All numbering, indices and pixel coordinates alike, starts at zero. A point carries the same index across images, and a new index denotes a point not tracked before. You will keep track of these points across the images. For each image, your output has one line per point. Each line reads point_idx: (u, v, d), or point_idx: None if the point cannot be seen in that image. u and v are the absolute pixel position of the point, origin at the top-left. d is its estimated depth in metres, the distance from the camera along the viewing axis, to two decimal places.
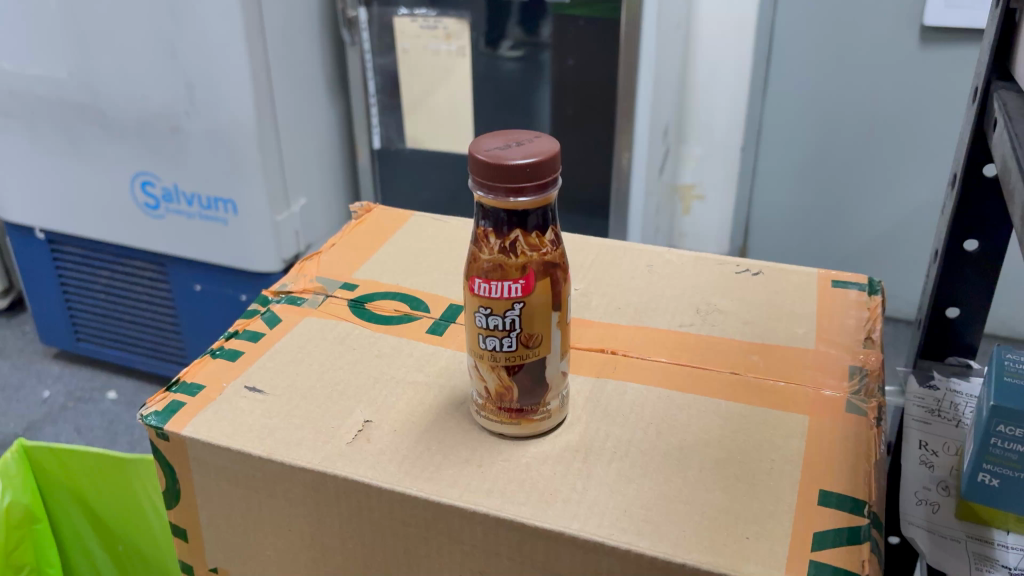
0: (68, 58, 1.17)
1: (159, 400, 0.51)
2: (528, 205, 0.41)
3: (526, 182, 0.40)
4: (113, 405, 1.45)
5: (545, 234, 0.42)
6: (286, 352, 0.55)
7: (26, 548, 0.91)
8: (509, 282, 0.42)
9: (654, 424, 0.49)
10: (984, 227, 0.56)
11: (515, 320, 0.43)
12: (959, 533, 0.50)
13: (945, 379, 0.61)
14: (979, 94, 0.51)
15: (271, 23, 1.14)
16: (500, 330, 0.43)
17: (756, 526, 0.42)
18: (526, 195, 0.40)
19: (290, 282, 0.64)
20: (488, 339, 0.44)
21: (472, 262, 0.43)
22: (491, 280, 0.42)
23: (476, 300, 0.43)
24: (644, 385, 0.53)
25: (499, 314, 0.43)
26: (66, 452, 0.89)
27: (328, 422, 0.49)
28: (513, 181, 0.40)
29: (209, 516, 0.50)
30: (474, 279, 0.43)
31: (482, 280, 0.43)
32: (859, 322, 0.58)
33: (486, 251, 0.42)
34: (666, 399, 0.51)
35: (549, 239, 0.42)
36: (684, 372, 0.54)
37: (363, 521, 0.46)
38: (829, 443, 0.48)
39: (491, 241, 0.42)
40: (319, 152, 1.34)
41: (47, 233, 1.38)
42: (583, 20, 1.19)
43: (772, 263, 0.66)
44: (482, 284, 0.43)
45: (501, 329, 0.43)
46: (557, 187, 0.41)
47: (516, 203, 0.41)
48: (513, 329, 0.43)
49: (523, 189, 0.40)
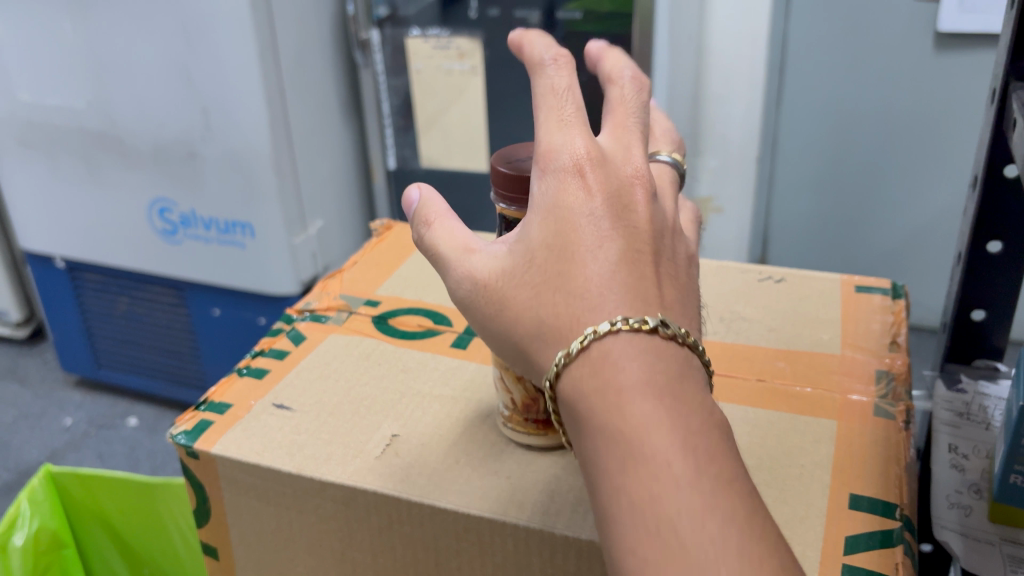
0: (84, 87, 1.18)
1: (189, 418, 0.51)
2: None
3: None
4: (134, 431, 1.46)
5: None
6: (313, 369, 0.56)
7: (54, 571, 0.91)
8: None
9: None
10: (1007, 228, 0.55)
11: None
12: (993, 536, 0.49)
13: (973, 383, 0.61)
14: (998, 94, 0.51)
15: (285, 46, 1.15)
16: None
17: (788, 531, 0.42)
18: None
19: (314, 299, 0.64)
20: None
21: None
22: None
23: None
24: None
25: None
26: (91, 477, 0.90)
27: (357, 437, 0.49)
28: None
29: (240, 534, 0.50)
30: None
31: None
32: (884, 327, 0.58)
33: None
34: None
35: None
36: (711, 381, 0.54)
37: (394, 536, 0.46)
38: (859, 448, 0.47)
39: None
40: (335, 174, 1.35)
41: (68, 261, 1.39)
42: (593, 35, 1.20)
43: (793, 270, 0.66)
44: None
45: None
46: None
47: None
48: None
49: None
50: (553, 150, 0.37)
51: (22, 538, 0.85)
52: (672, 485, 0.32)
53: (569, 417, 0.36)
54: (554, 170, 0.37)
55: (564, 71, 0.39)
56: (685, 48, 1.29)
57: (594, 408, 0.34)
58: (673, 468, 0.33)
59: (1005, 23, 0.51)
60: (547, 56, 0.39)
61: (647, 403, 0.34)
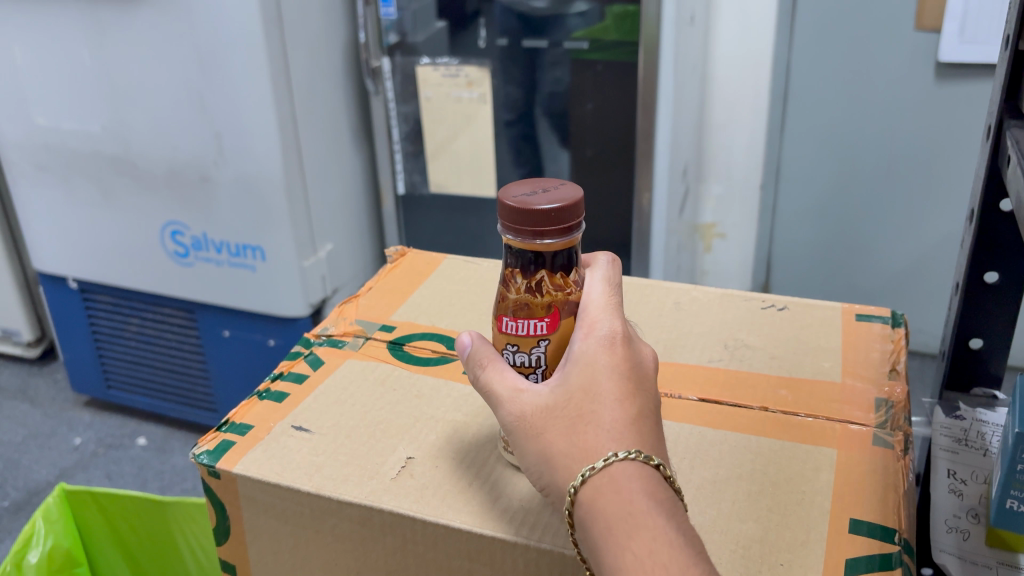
0: (100, 112, 1.21)
1: (210, 439, 0.53)
2: (552, 248, 0.43)
3: (550, 226, 0.42)
4: (142, 452, 1.47)
5: (569, 275, 0.44)
6: (330, 394, 0.57)
7: None
8: (535, 320, 0.44)
9: (688, 457, 0.51)
10: (1003, 262, 0.57)
11: (540, 354, 0.45)
12: (990, 560, 0.51)
13: (971, 409, 0.62)
14: (993, 131, 0.53)
15: (296, 73, 1.17)
16: (526, 366, 0.45)
17: (789, 554, 0.43)
18: (550, 238, 0.42)
19: (331, 325, 0.66)
20: None
21: (499, 302, 0.45)
22: (518, 319, 0.44)
23: (502, 339, 0.45)
24: (680, 420, 0.54)
25: (526, 351, 0.45)
26: (105, 496, 0.91)
27: (372, 459, 0.51)
28: (538, 225, 0.42)
29: (258, 553, 0.52)
30: (502, 318, 0.45)
31: (509, 318, 0.44)
32: (883, 356, 0.60)
33: (513, 291, 0.44)
34: (700, 434, 0.53)
35: (573, 280, 0.45)
36: (715, 407, 0.55)
37: (409, 555, 0.47)
38: (858, 474, 0.49)
39: (517, 280, 0.44)
40: (345, 198, 1.37)
41: (80, 282, 1.41)
42: (600, 64, 1.22)
43: (796, 299, 0.68)
44: (509, 322, 0.44)
45: (525, 365, 0.45)
46: (579, 231, 0.43)
47: (540, 244, 0.42)
48: (539, 365, 0.45)
49: (547, 232, 0.42)
50: (596, 325, 0.43)
51: (37, 556, 0.86)
52: (670, 548, 0.36)
53: (579, 530, 0.39)
54: (596, 330, 0.43)
55: (617, 276, 0.47)
56: (691, 77, 1.31)
57: (609, 506, 0.37)
58: (671, 538, 0.37)
59: (1000, 63, 0.53)
60: (607, 260, 0.48)
61: (652, 501, 0.38)
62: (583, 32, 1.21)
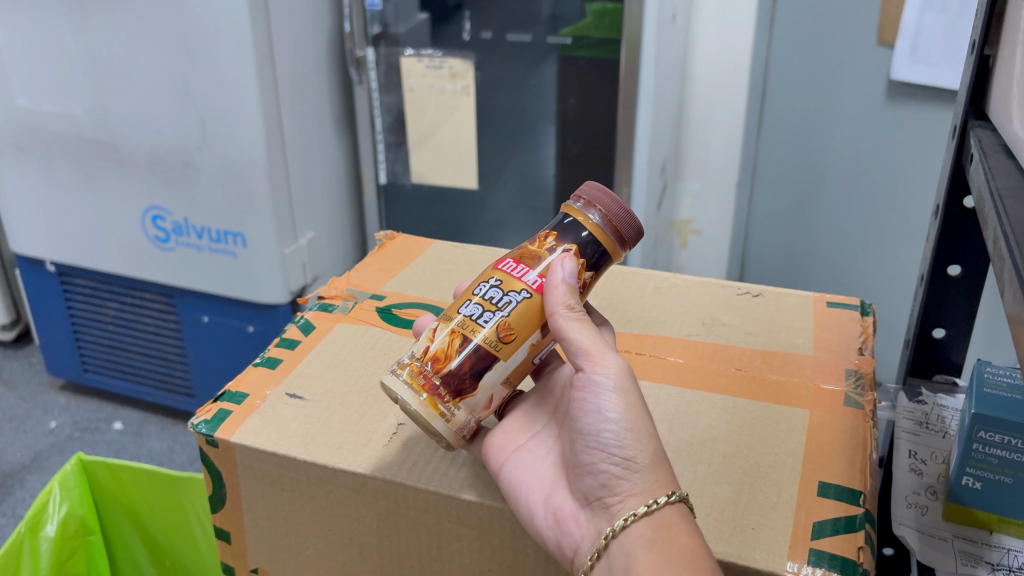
0: (83, 95, 1.22)
1: (208, 409, 0.55)
2: (593, 231, 0.49)
3: (608, 205, 0.50)
4: (119, 435, 1.48)
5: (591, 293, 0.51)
6: (322, 359, 0.60)
7: (79, 558, 0.94)
8: (534, 273, 0.48)
9: (666, 420, 0.54)
10: (966, 256, 0.60)
11: (511, 302, 0.47)
12: (947, 533, 0.54)
13: (932, 395, 0.66)
14: (958, 131, 0.56)
15: (282, 61, 1.18)
16: (491, 302, 0.47)
17: (761, 517, 0.46)
18: (599, 212, 0.49)
19: (321, 290, 0.69)
20: (474, 306, 0.47)
21: (524, 255, 0.49)
22: (509, 262, 0.49)
23: (492, 273, 0.49)
24: (657, 382, 0.58)
25: (504, 290, 0.48)
26: (121, 468, 0.93)
27: (365, 425, 0.53)
28: (602, 198, 0.50)
29: (253, 519, 0.54)
30: (508, 261, 0.49)
31: (516, 262, 0.49)
32: (853, 335, 0.63)
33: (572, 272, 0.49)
34: (677, 396, 0.56)
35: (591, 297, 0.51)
36: (692, 370, 0.59)
37: (400, 519, 0.50)
38: (828, 434, 0.52)
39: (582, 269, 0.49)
40: (330, 188, 1.39)
41: (58, 266, 1.42)
42: (584, 61, 1.26)
43: (771, 286, 0.70)
44: (512, 263, 0.49)
45: (491, 300, 0.47)
46: (616, 243, 0.50)
47: (588, 215, 0.49)
48: (501, 308, 0.47)
49: (604, 208, 0.49)
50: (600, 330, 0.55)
51: (54, 527, 0.89)
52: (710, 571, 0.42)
53: (649, 523, 0.45)
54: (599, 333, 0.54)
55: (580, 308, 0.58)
56: (672, 74, 1.32)
57: (692, 536, 0.44)
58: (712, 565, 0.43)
59: (966, 69, 0.56)
60: None
61: (708, 554, 0.43)
62: (569, 29, 1.25)
